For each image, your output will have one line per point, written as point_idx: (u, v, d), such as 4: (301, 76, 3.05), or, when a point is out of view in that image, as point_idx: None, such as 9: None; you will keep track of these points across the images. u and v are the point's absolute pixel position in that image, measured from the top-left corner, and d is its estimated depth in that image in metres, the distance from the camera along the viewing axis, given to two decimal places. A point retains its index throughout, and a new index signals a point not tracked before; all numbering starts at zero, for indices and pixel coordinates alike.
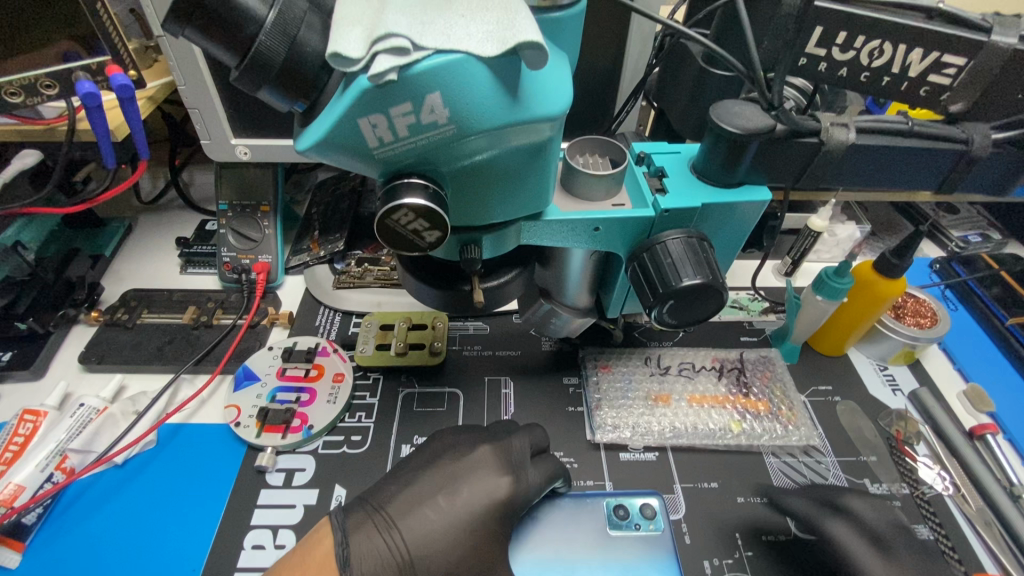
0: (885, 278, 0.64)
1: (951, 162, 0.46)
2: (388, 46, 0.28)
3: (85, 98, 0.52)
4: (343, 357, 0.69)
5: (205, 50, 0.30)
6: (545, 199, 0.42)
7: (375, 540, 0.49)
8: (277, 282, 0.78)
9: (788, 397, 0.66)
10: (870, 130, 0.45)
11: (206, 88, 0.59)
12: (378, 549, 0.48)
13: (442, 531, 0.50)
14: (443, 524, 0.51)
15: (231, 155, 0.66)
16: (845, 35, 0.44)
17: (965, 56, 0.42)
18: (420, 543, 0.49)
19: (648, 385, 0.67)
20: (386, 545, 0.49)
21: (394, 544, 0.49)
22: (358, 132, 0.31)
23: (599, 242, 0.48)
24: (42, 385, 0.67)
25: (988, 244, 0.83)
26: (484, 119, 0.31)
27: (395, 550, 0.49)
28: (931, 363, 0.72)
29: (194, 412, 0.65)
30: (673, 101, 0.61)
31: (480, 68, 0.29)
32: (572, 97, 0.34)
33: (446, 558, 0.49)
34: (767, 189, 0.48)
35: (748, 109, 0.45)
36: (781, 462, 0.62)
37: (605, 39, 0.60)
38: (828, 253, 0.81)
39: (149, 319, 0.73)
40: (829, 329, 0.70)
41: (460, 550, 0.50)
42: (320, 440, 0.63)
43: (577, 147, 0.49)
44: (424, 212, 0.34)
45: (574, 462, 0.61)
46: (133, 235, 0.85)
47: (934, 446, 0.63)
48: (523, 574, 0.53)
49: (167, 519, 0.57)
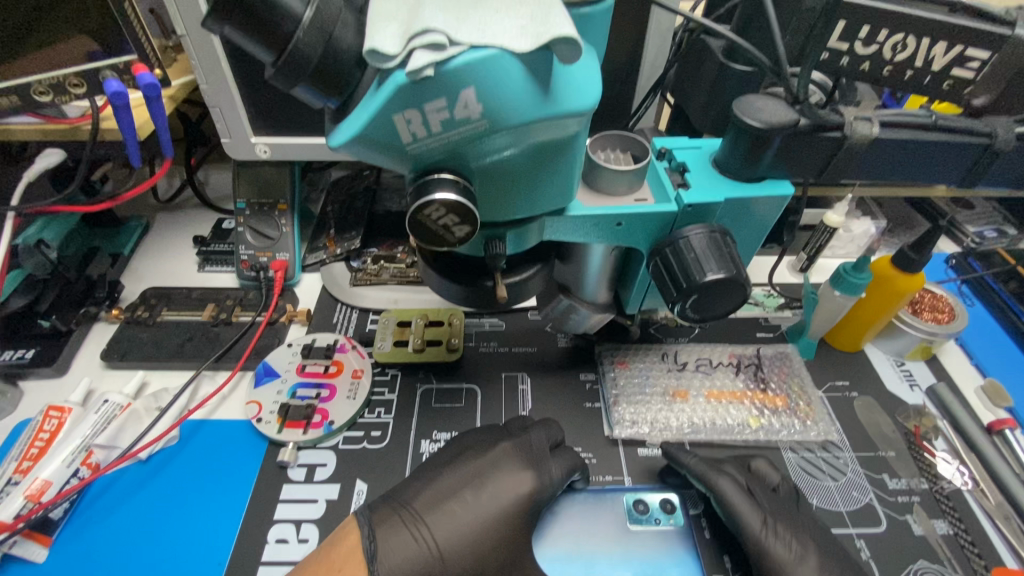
0: (904, 273, 0.64)
1: (974, 156, 0.46)
2: (425, 42, 0.28)
3: (112, 97, 0.53)
4: (362, 353, 0.69)
5: (242, 47, 0.31)
6: (569, 194, 0.42)
7: (402, 536, 0.50)
8: (295, 279, 0.79)
9: (805, 392, 0.67)
10: (893, 124, 0.45)
11: (227, 87, 0.60)
12: (405, 545, 0.49)
13: (468, 526, 0.51)
14: (467, 522, 0.51)
15: (251, 153, 0.67)
16: (868, 29, 0.44)
17: (989, 49, 0.42)
18: (446, 536, 0.50)
19: (665, 380, 0.67)
20: (414, 539, 0.50)
21: (422, 538, 0.50)
22: (392, 129, 0.31)
23: (621, 238, 0.48)
24: (65, 382, 0.68)
25: (1004, 240, 0.83)
26: (516, 114, 0.31)
27: (423, 544, 0.49)
28: (948, 358, 0.71)
29: (215, 408, 0.66)
30: (691, 97, 0.61)
31: (514, 63, 0.30)
32: (601, 91, 0.34)
33: (470, 549, 0.50)
34: (789, 184, 0.48)
35: (770, 104, 0.45)
36: (800, 458, 0.62)
37: (624, 36, 0.60)
38: (843, 249, 0.80)
39: (168, 317, 0.73)
40: (846, 325, 0.70)
41: (485, 544, 0.50)
42: (340, 436, 0.63)
43: (599, 143, 0.49)
44: (455, 207, 0.34)
45: (592, 457, 0.61)
46: (151, 234, 0.85)
47: (952, 441, 0.63)
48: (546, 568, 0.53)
49: (190, 513, 0.58)
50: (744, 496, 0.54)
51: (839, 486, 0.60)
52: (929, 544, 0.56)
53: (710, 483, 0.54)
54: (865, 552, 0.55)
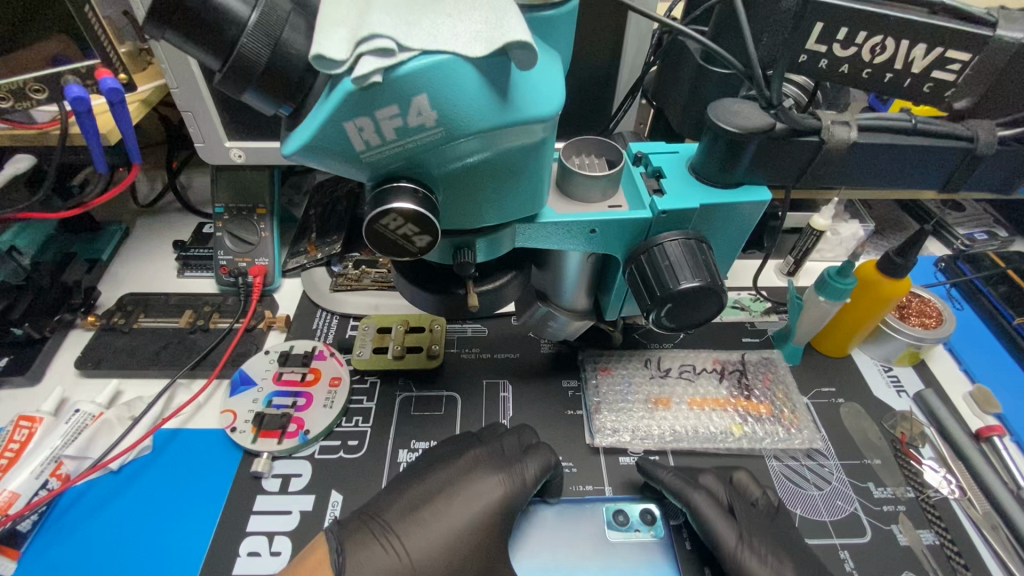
0: (890, 278, 0.63)
1: (957, 160, 0.45)
2: (372, 48, 0.27)
3: (73, 103, 0.52)
4: (340, 361, 0.68)
5: (187, 53, 0.30)
6: (539, 201, 0.41)
7: (374, 549, 0.48)
8: (275, 284, 0.77)
9: (790, 399, 0.66)
10: (873, 128, 0.44)
11: (199, 91, 0.59)
12: (377, 557, 0.48)
13: (439, 541, 0.49)
14: (439, 531, 0.50)
15: (225, 158, 0.66)
16: (846, 31, 0.43)
17: (970, 51, 0.41)
18: (418, 546, 0.49)
19: (648, 387, 0.66)
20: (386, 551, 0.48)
21: (394, 548, 0.48)
22: (345, 136, 0.30)
23: (596, 245, 0.47)
24: (38, 391, 0.67)
25: (994, 242, 0.82)
26: (473, 121, 0.30)
27: (395, 555, 0.48)
28: (937, 363, 0.71)
29: (190, 417, 0.65)
30: (672, 99, 0.60)
31: (468, 69, 0.29)
32: (564, 97, 0.33)
33: (446, 563, 0.49)
34: (768, 189, 0.47)
35: (746, 108, 0.44)
36: (783, 466, 0.61)
37: (603, 37, 0.59)
38: (831, 252, 0.79)
39: (145, 323, 0.72)
40: (832, 330, 0.69)
41: (461, 559, 0.49)
42: (316, 445, 0.62)
43: (573, 147, 0.48)
44: (414, 217, 0.33)
45: (573, 466, 0.60)
46: (131, 239, 0.84)
47: (939, 448, 0.62)
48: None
49: (162, 526, 0.57)
50: (721, 512, 0.53)
51: (823, 496, 0.59)
52: (914, 555, 0.55)
53: (687, 499, 0.53)
54: (849, 564, 0.54)
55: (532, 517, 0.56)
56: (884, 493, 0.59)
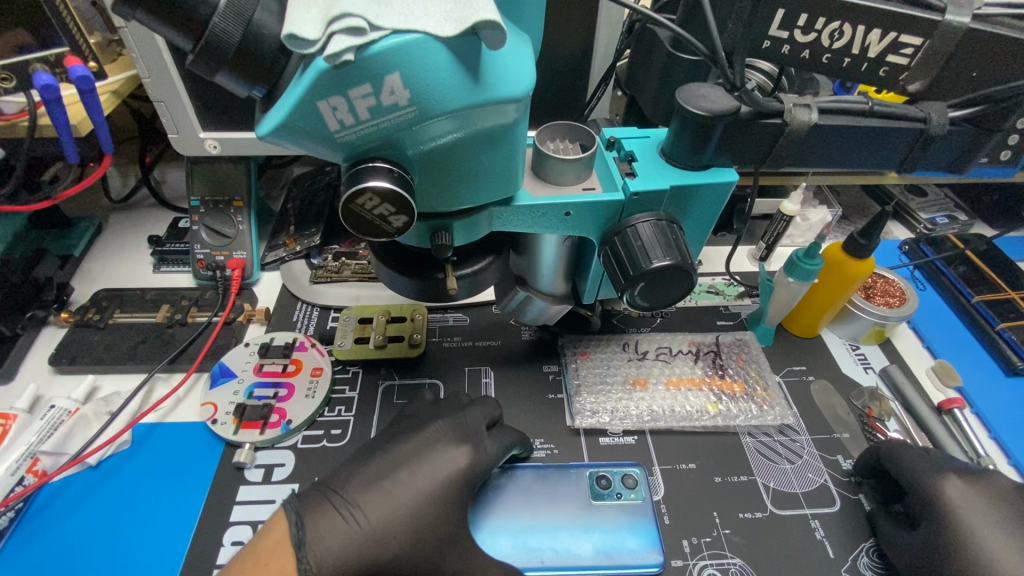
0: (854, 259, 0.65)
1: (911, 140, 0.47)
2: (344, 26, 0.28)
3: (41, 91, 0.52)
4: (321, 351, 0.68)
5: (159, 34, 0.30)
6: (514, 183, 0.42)
7: (334, 520, 0.47)
8: (253, 278, 0.77)
9: (762, 378, 0.68)
10: (833, 110, 0.46)
11: (171, 80, 0.58)
12: (337, 529, 0.46)
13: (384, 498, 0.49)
14: (405, 499, 0.49)
15: (200, 149, 0.65)
16: (806, 17, 0.44)
17: (921, 35, 0.43)
18: (376, 512, 0.48)
19: (626, 369, 0.68)
20: (343, 521, 0.47)
21: (353, 519, 0.47)
22: (319, 116, 0.31)
23: (570, 227, 0.49)
24: (11, 389, 0.65)
25: (955, 226, 0.86)
26: (445, 100, 0.31)
27: (353, 525, 0.47)
28: (901, 341, 0.73)
29: (170, 411, 0.64)
30: (643, 88, 0.62)
31: (440, 48, 0.29)
32: (535, 78, 0.34)
33: (408, 519, 0.48)
34: (735, 170, 0.48)
35: (713, 92, 0.45)
36: (757, 442, 0.63)
37: (575, 27, 0.61)
38: (801, 237, 0.82)
39: (121, 319, 0.71)
40: (803, 311, 0.71)
41: (427, 522, 0.49)
42: (299, 435, 0.62)
43: (547, 133, 0.49)
44: (389, 195, 0.34)
45: (554, 448, 0.62)
46: (104, 235, 0.83)
47: (904, 421, 0.65)
48: (505, 537, 0.54)
49: (142, 520, 0.56)
50: None
51: (795, 469, 0.61)
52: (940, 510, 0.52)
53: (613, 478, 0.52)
54: (819, 532, 0.56)
55: (518, 481, 0.58)
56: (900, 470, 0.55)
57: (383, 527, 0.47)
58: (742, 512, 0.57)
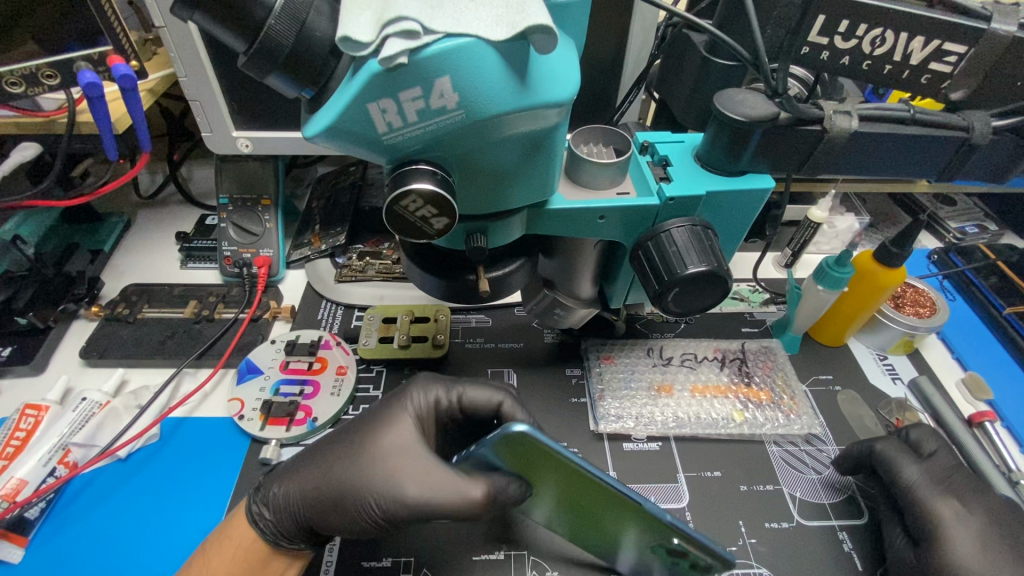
0: (885, 267, 0.64)
1: (953, 149, 0.47)
2: (399, 29, 0.28)
3: (86, 88, 0.53)
4: (346, 350, 0.69)
5: (214, 35, 0.30)
6: (551, 186, 0.42)
7: (290, 466, 0.51)
8: (279, 275, 0.78)
9: (789, 386, 0.67)
10: (872, 118, 0.46)
11: (207, 80, 0.59)
12: (289, 473, 0.50)
13: (334, 448, 0.50)
14: (351, 447, 0.49)
15: (232, 147, 0.66)
16: (847, 23, 0.44)
17: (966, 43, 0.42)
18: (322, 461, 0.50)
19: (650, 375, 0.67)
20: (297, 466, 0.51)
21: (305, 466, 0.50)
22: (368, 118, 0.31)
23: (603, 232, 0.49)
24: (43, 380, 0.66)
25: (985, 235, 0.84)
26: (493, 103, 0.31)
27: (305, 470, 0.50)
28: (930, 352, 0.72)
29: (196, 406, 0.65)
30: (676, 92, 0.62)
31: (490, 52, 0.30)
32: (579, 82, 0.34)
33: (352, 465, 0.48)
34: (771, 177, 0.48)
35: (751, 98, 0.45)
36: (783, 451, 0.62)
37: (607, 31, 0.61)
38: (828, 244, 0.81)
39: (149, 313, 0.72)
40: (830, 319, 0.70)
41: (368, 467, 0.47)
42: (324, 433, 0.63)
43: (581, 136, 0.49)
44: (432, 198, 0.34)
45: (577, 451, 0.61)
46: (133, 230, 0.84)
47: (933, 434, 0.64)
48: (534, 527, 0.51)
49: (170, 514, 0.57)
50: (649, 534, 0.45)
51: (822, 479, 0.60)
52: (948, 525, 0.51)
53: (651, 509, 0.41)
54: (847, 544, 0.55)
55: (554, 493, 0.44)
56: (900, 482, 0.54)
57: (329, 471, 0.49)
58: (768, 521, 0.56)
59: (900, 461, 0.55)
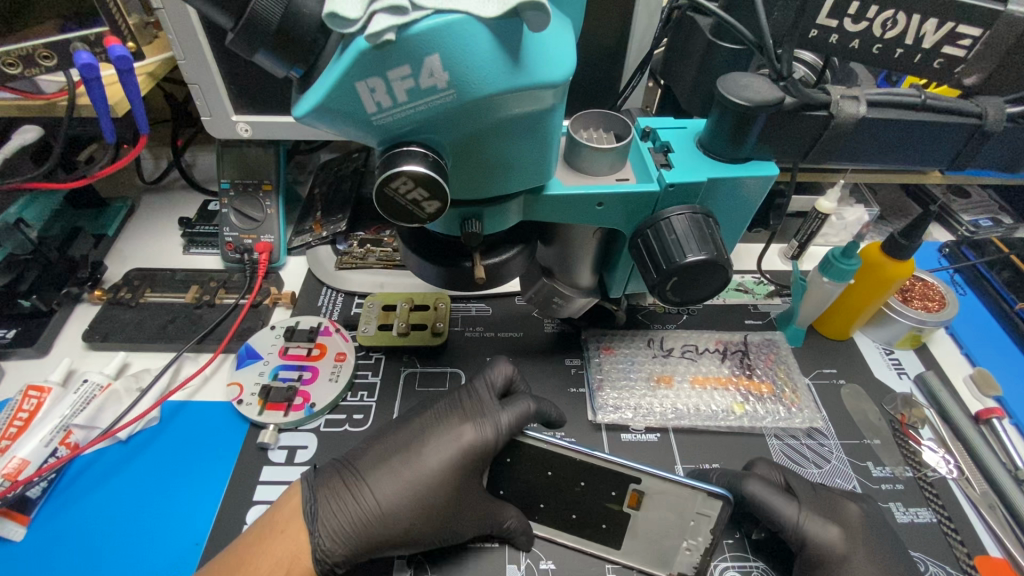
0: (894, 260, 0.63)
1: (964, 136, 0.45)
2: (387, 5, 0.27)
3: (83, 70, 0.53)
4: (345, 337, 0.68)
5: (201, 12, 0.30)
6: (548, 172, 0.41)
7: (344, 501, 0.50)
8: (280, 262, 0.78)
9: (791, 379, 0.66)
10: (882, 104, 0.44)
11: (205, 63, 0.59)
12: (344, 508, 0.49)
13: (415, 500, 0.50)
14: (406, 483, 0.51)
15: (232, 132, 0.66)
16: (858, 5, 0.42)
17: (980, 26, 0.40)
18: (386, 494, 0.50)
19: (650, 366, 0.67)
20: (353, 498, 0.50)
21: (360, 495, 0.50)
22: (357, 98, 0.30)
23: (602, 218, 0.48)
24: (46, 362, 0.67)
25: (999, 229, 0.82)
26: (485, 83, 0.30)
27: (361, 499, 0.50)
28: (938, 347, 0.71)
29: (197, 390, 0.65)
30: (682, 77, 0.60)
31: (481, 30, 0.29)
32: (575, 62, 0.33)
33: (417, 504, 0.50)
34: (774, 165, 0.47)
35: (757, 82, 0.44)
36: (784, 445, 0.61)
37: (612, 15, 0.60)
38: (835, 237, 0.80)
39: (151, 298, 0.73)
40: (835, 312, 0.69)
41: (427, 495, 0.50)
42: (322, 418, 0.63)
43: (581, 122, 0.48)
44: (424, 180, 0.33)
45: (575, 441, 0.61)
46: (137, 215, 0.85)
47: (939, 430, 0.62)
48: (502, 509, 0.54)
49: (169, 497, 0.57)
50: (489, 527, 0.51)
51: (822, 473, 0.59)
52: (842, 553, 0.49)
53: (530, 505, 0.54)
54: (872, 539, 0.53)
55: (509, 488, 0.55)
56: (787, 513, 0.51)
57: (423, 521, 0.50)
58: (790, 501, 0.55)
59: (777, 496, 0.52)
